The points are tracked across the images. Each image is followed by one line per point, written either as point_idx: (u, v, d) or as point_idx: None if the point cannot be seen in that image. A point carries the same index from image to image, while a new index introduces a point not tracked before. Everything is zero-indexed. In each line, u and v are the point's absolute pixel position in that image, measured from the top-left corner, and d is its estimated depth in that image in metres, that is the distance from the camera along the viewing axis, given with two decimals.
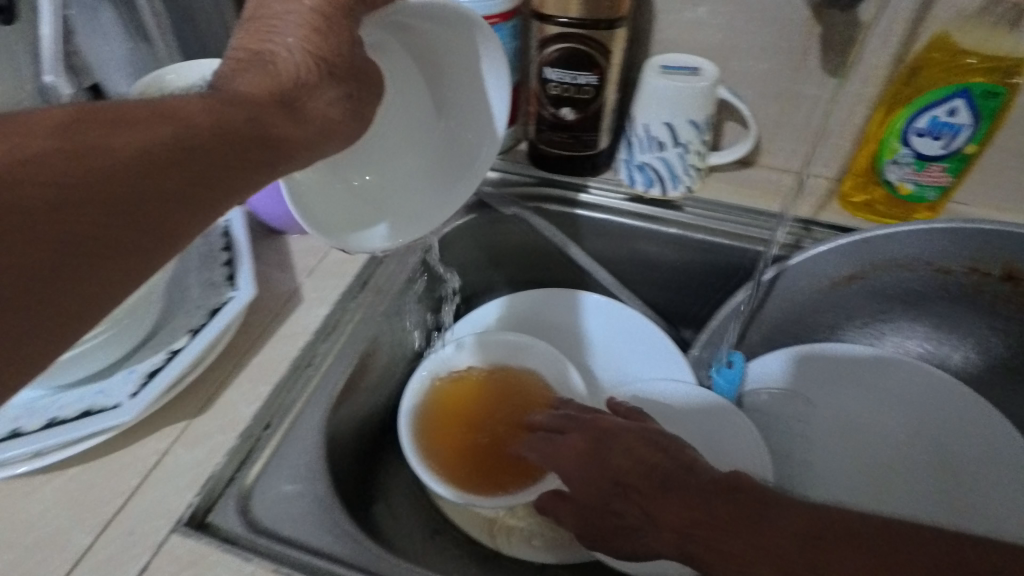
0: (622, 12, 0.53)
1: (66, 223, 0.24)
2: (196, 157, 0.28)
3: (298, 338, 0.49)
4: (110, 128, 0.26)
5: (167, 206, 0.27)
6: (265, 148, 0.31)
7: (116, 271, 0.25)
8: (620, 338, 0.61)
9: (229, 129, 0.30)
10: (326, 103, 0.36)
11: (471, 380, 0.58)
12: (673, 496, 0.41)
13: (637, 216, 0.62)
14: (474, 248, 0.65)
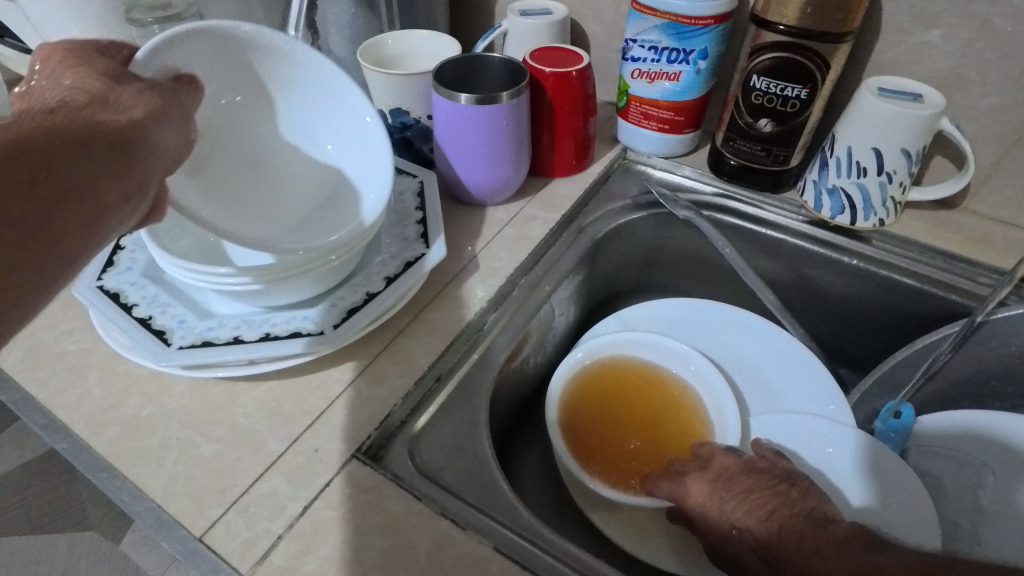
0: (851, 27, 0.51)
1: None
2: (55, 143, 0.30)
3: (471, 303, 0.51)
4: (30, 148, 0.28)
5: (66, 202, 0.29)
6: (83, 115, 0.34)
7: (37, 260, 0.27)
8: (776, 363, 0.59)
9: (99, 141, 0.32)
10: (137, 93, 0.37)
11: (618, 380, 0.57)
12: (790, 547, 0.37)
13: (814, 243, 0.60)
14: (636, 245, 0.66)
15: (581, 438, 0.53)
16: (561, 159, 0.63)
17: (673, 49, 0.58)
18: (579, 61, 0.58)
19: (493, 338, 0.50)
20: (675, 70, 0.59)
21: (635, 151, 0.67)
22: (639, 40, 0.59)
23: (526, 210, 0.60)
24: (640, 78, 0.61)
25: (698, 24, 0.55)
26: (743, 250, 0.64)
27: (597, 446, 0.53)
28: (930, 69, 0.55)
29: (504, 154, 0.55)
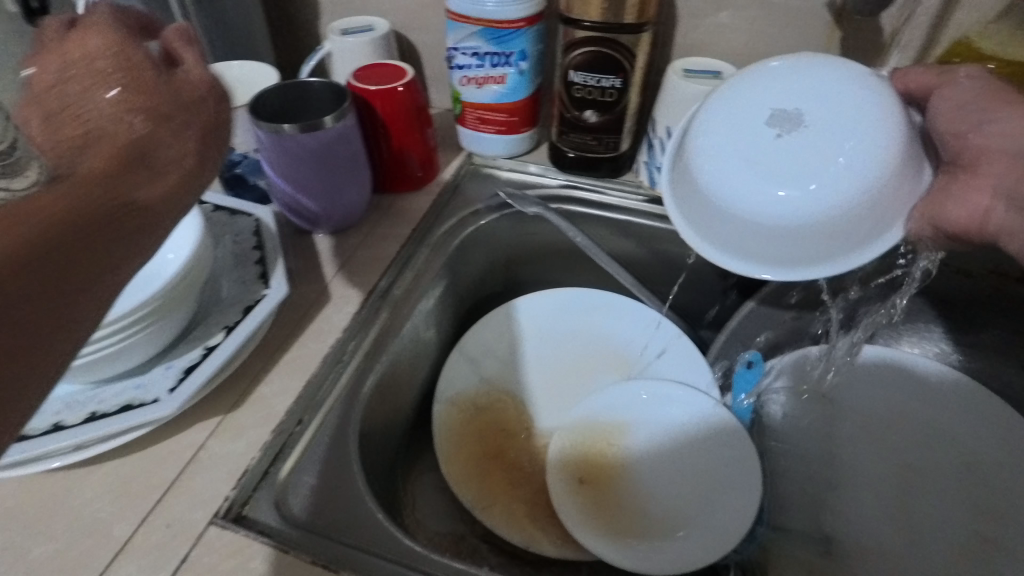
0: (648, 17, 0.54)
1: None
2: (74, 240, 0.25)
3: (330, 335, 0.49)
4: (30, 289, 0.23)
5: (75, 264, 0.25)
6: (116, 153, 0.29)
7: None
8: (639, 336, 0.62)
9: (131, 202, 0.28)
10: (178, 152, 0.31)
11: (520, 353, 0.62)
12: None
13: (654, 219, 0.63)
14: (497, 247, 0.67)
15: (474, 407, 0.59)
16: (407, 173, 0.62)
17: (494, 53, 0.59)
18: (404, 75, 0.58)
19: (356, 367, 0.49)
20: (501, 73, 0.60)
21: (481, 155, 0.68)
22: (461, 48, 0.60)
23: (378, 229, 0.59)
24: (469, 84, 0.62)
25: (512, 27, 0.57)
26: (596, 236, 0.66)
27: (486, 415, 0.59)
28: (728, 46, 0.60)
29: (341, 179, 0.54)
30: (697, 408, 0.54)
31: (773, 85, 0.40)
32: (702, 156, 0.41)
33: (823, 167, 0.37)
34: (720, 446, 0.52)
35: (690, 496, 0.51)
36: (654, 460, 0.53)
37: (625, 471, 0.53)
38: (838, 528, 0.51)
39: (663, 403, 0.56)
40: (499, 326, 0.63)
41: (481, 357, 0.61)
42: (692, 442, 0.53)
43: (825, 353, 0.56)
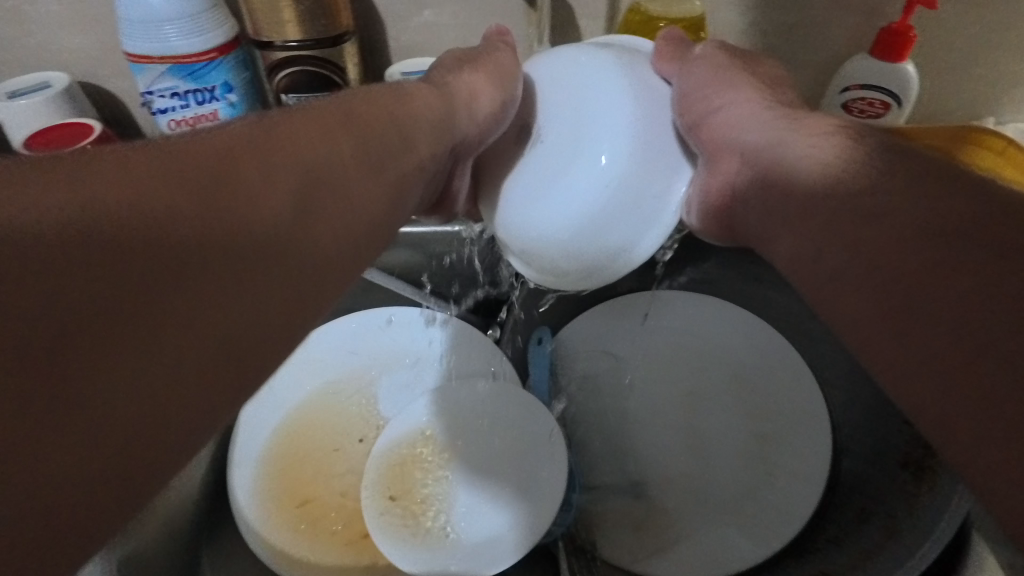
0: (345, 26, 0.53)
1: (189, 340, 0.24)
2: (204, 170, 0.27)
3: None
4: (213, 186, 0.27)
5: (282, 247, 0.28)
6: (375, 146, 0.36)
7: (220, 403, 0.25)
8: (432, 342, 0.61)
9: (320, 167, 0.32)
10: (425, 95, 0.43)
11: (318, 398, 0.60)
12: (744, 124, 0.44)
13: (418, 224, 0.63)
14: None
15: (282, 469, 0.56)
16: None
17: (195, 90, 0.54)
18: (90, 133, 0.52)
19: None
20: (210, 110, 0.56)
21: None
22: (156, 91, 0.54)
23: None
24: (180, 127, 0.56)
25: (205, 60, 0.52)
26: None
27: (296, 472, 0.56)
28: (442, 44, 0.60)
29: None
30: (493, 396, 0.56)
31: (556, 76, 0.47)
32: (507, 176, 0.48)
33: (598, 138, 0.43)
34: (524, 431, 0.54)
35: (500, 482, 0.52)
36: (466, 457, 0.54)
37: (439, 478, 0.54)
38: (642, 471, 0.55)
39: (461, 401, 0.57)
40: (288, 377, 0.59)
41: (277, 405, 0.58)
42: (494, 430, 0.55)
43: (597, 314, 0.60)
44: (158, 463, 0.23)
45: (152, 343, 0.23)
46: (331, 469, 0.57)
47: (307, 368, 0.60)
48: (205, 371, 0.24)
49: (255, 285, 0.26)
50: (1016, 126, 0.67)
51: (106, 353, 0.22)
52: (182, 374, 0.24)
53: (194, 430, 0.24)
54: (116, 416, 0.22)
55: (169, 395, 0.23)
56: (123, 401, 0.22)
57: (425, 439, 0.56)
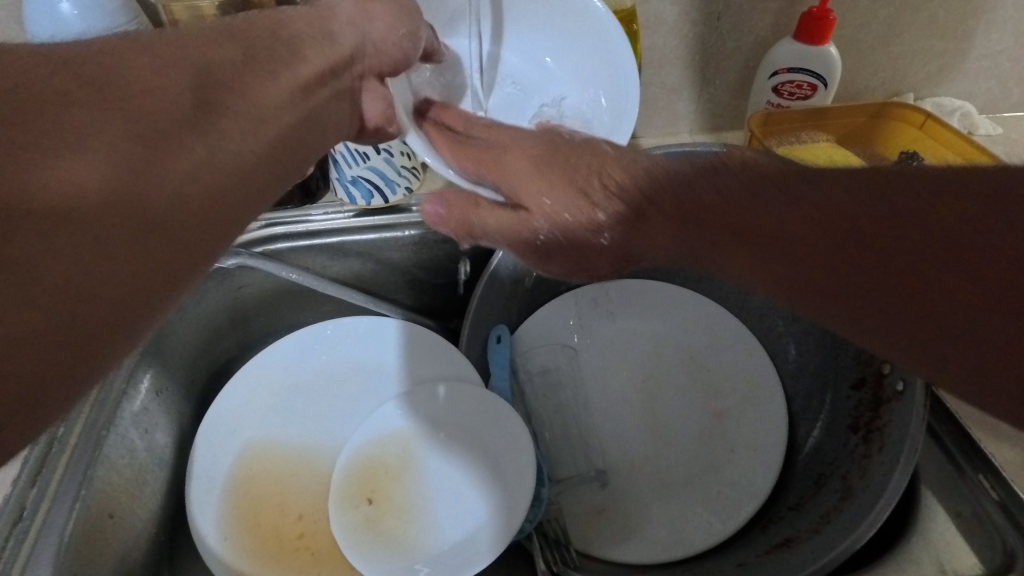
0: None
1: (120, 226, 0.25)
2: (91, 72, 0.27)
3: None
4: (113, 72, 0.28)
5: (182, 126, 0.29)
6: (278, 61, 0.36)
7: (165, 266, 0.26)
8: (389, 349, 0.61)
9: (223, 72, 0.33)
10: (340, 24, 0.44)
11: (276, 417, 0.58)
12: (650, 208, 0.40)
13: (366, 231, 0.62)
14: (208, 312, 0.60)
15: (245, 492, 0.54)
16: None
17: None
18: None
19: (43, 518, 0.40)
20: None
21: None
22: None
23: None
24: None
25: None
26: (315, 266, 0.63)
27: (260, 494, 0.55)
28: None
29: None
30: (455, 394, 0.56)
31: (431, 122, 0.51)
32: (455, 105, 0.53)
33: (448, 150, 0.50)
34: (490, 431, 0.54)
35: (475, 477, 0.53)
36: (437, 457, 0.54)
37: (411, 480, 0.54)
38: (607, 458, 0.55)
39: (426, 402, 0.56)
40: (243, 398, 0.57)
41: (236, 425, 0.56)
42: (462, 428, 0.55)
43: (555, 304, 0.61)
44: (119, 314, 0.24)
45: (70, 221, 0.24)
46: (302, 484, 0.56)
47: (262, 386, 0.58)
48: (141, 245, 0.25)
49: (177, 162, 0.28)
50: (933, 100, 0.70)
51: (48, 223, 0.23)
52: (113, 251, 0.24)
53: (125, 280, 0.25)
54: (69, 286, 0.23)
55: (105, 261, 0.24)
56: (88, 264, 0.23)
57: (392, 447, 0.55)
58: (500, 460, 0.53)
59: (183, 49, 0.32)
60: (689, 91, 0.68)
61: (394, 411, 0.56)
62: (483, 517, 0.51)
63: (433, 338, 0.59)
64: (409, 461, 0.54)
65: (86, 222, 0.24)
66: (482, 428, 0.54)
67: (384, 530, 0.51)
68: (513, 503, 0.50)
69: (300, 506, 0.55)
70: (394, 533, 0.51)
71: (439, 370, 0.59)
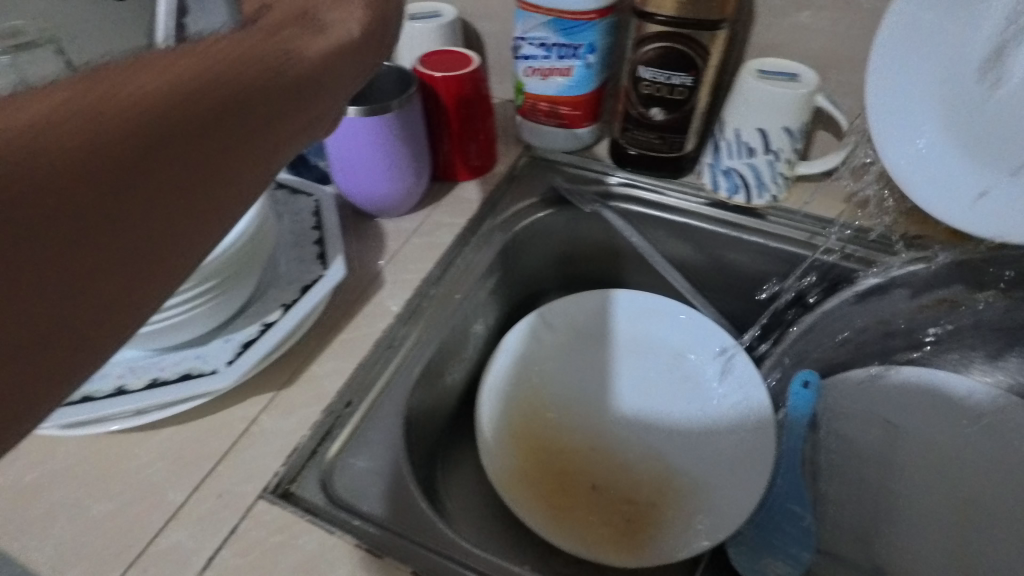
0: (727, 13, 0.52)
1: (148, 173, 0.21)
2: (216, 88, 0.23)
3: (381, 318, 0.50)
4: (251, 115, 0.24)
5: (283, 101, 0.26)
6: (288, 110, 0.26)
7: (195, 220, 0.23)
8: (678, 332, 0.61)
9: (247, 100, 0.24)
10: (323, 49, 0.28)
11: (561, 346, 0.61)
12: None
13: (719, 222, 0.61)
14: (550, 242, 0.65)
15: (512, 398, 0.58)
16: (463, 162, 0.61)
17: (563, 45, 0.58)
18: (471, 62, 0.57)
19: (407, 352, 0.48)
20: (567, 65, 0.59)
21: (539, 147, 0.66)
22: (529, 38, 0.59)
23: (430, 217, 0.59)
24: (534, 75, 0.61)
25: (582, 19, 0.56)
26: (653, 239, 0.64)
27: (524, 407, 0.58)
28: (805, 50, 0.57)
29: (402, 163, 0.54)
30: (750, 434, 0.54)
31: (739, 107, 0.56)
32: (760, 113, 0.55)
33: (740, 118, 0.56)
34: (742, 447, 0.53)
35: (692, 523, 0.50)
36: (675, 487, 0.53)
37: (638, 490, 0.53)
38: (890, 560, 0.49)
39: (733, 406, 0.56)
40: (547, 325, 0.62)
41: (530, 349, 0.61)
42: (715, 481, 0.52)
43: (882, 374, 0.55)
44: (164, 252, 0.22)
45: (117, 207, 0.20)
46: (574, 424, 0.58)
47: (562, 319, 0.63)
48: (171, 197, 0.22)
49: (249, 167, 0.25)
50: None
51: (133, 186, 0.21)
52: (151, 184, 0.21)
53: (166, 163, 0.22)
54: (112, 193, 0.20)
55: (123, 209, 0.21)
56: (118, 211, 0.20)
57: (642, 416, 0.58)
58: (725, 478, 0.52)
59: (219, 61, 0.23)
60: None
61: (660, 387, 0.59)
62: (690, 516, 0.51)
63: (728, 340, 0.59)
64: (647, 436, 0.56)
65: (154, 153, 0.21)
66: (739, 445, 0.53)
67: (604, 486, 0.54)
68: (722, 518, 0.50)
69: (548, 433, 0.57)
70: (609, 492, 0.53)
71: (731, 380, 0.57)
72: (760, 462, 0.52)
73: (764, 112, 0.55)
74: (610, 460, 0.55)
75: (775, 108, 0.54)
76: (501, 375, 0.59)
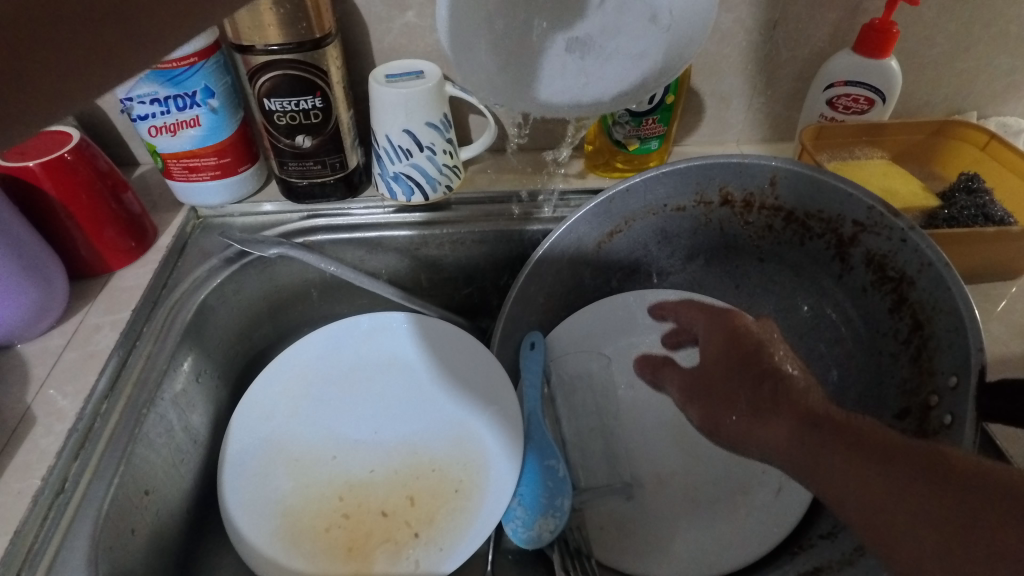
0: (326, 29, 0.52)
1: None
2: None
3: (40, 464, 0.42)
4: None
5: None
6: None
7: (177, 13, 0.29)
8: (413, 344, 0.61)
9: None
10: None
11: (297, 404, 0.58)
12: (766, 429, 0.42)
13: (409, 227, 0.62)
14: (251, 298, 0.61)
15: (262, 475, 0.54)
16: (108, 251, 0.54)
17: (176, 96, 0.53)
18: (69, 141, 0.50)
19: (83, 489, 0.41)
20: (192, 116, 0.54)
21: (205, 207, 0.61)
22: (135, 97, 0.52)
23: (85, 324, 0.51)
24: (160, 134, 0.55)
25: (183, 66, 0.52)
26: (354, 259, 0.64)
27: (279, 481, 0.54)
28: (424, 45, 0.60)
29: (14, 280, 0.46)
30: (497, 414, 0.56)
31: (381, 113, 0.56)
32: (399, 115, 0.56)
33: (386, 124, 0.56)
34: (496, 430, 0.55)
35: (466, 520, 0.52)
36: (446, 491, 0.53)
37: (407, 488, 0.54)
38: (634, 471, 0.55)
39: (481, 394, 0.57)
40: (276, 384, 0.58)
41: (264, 415, 0.57)
42: (477, 471, 0.54)
43: (584, 311, 0.61)
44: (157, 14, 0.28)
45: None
46: (333, 470, 0.55)
47: (294, 373, 0.59)
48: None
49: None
50: (997, 119, 0.66)
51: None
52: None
53: None
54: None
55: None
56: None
57: (399, 437, 0.57)
58: (485, 464, 0.54)
59: None
60: (738, 100, 0.65)
61: (410, 402, 0.59)
62: (463, 515, 0.52)
63: (456, 333, 0.60)
64: (408, 454, 0.56)
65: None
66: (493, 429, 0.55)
67: (381, 522, 0.53)
68: (491, 502, 0.52)
69: (312, 497, 0.54)
70: (386, 527, 0.52)
71: (467, 368, 0.59)
72: (509, 438, 0.54)
73: (403, 111, 0.55)
74: (381, 494, 0.54)
75: (413, 107, 0.55)
76: (241, 459, 0.54)
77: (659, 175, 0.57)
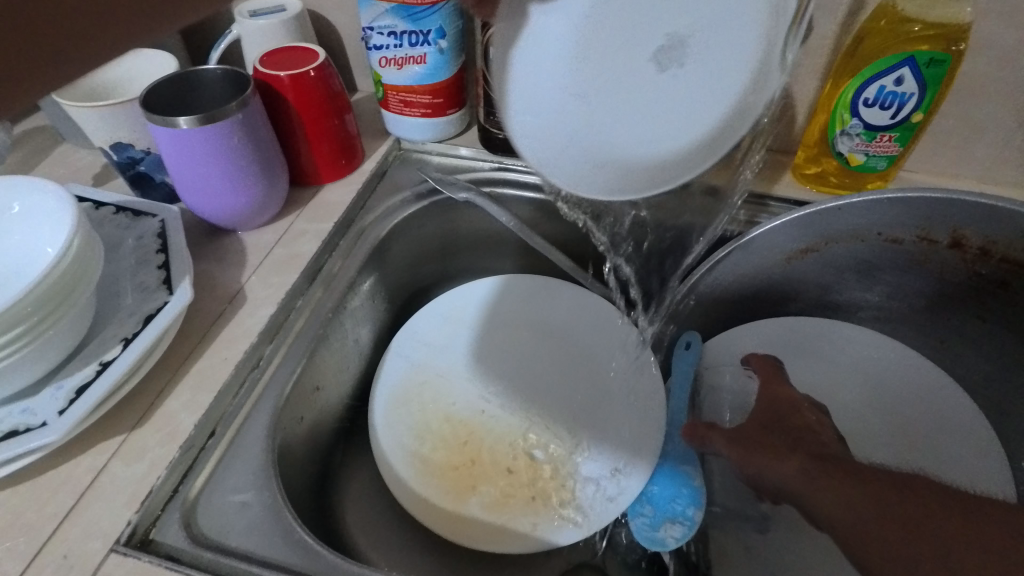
0: None
1: None
2: None
3: (244, 340, 0.47)
4: None
5: None
6: None
7: None
8: (569, 316, 0.61)
9: None
10: None
11: (449, 343, 0.60)
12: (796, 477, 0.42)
13: None
14: (430, 235, 0.64)
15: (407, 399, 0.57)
16: (323, 165, 0.59)
17: (411, 32, 0.56)
18: (316, 59, 0.54)
19: (273, 371, 0.46)
20: (420, 53, 0.57)
21: (408, 141, 0.65)
22: (375, 27, 0.56)
23: (295, 226, 0.57)
24: (388, 65, 0.59)
25: (425, 3, 0.54)
26: (530, 219, 0.64)
27: (420, 409, 0.57)
28: None
29: (250, 174, 0.51)
30: (641, 406, 0.55)
31: None
32: None
33: None
34: (636, 420, 0.54)
35: (590, 499, 0.51)
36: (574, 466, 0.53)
37: (527, 456, 0.55)
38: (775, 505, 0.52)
39: (628, 382, 0.56)
40: (435, 319, 0.61)
41: (419, 345, 0.60)
42: (609, 455, 0.53)
43: (751, 327, 0.58)
44: None
45: None
46: (470, 414, 0.57)
47: (453, 313, 0.62)
48: None
49: None
50: None
51: None
52: None
53: None
54: None
55: None
56: None
57: (538, 401, 0.58)
58: (619, 452, 0.53)
59: None
60: (995, 132, 0.56)
61: (555, 371, 0.59)
62: (585, 493, 0.52)
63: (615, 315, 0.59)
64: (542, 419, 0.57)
65: None
66: (633, 419, 0.54)
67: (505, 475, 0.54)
68: (618, 490, 0.51)
69: (447, 433, 0.56)
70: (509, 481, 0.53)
71: (617, 351, 0.58)
72: (648, 433, 0.53)
73: None
74: (510, 449, 0.55)
75: None
76: (392, 378, 0.58)
77: (880, 199, 0.51)
